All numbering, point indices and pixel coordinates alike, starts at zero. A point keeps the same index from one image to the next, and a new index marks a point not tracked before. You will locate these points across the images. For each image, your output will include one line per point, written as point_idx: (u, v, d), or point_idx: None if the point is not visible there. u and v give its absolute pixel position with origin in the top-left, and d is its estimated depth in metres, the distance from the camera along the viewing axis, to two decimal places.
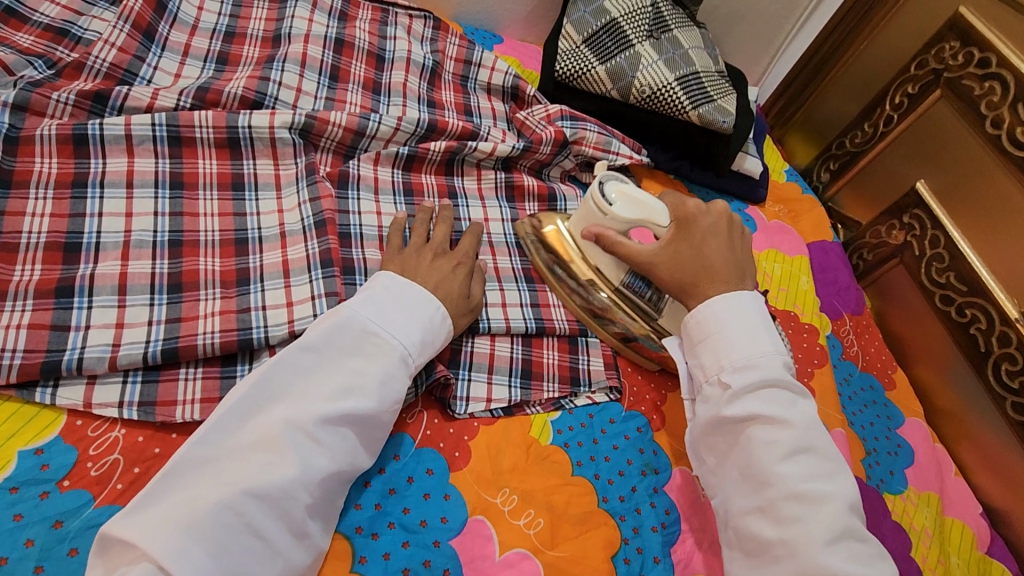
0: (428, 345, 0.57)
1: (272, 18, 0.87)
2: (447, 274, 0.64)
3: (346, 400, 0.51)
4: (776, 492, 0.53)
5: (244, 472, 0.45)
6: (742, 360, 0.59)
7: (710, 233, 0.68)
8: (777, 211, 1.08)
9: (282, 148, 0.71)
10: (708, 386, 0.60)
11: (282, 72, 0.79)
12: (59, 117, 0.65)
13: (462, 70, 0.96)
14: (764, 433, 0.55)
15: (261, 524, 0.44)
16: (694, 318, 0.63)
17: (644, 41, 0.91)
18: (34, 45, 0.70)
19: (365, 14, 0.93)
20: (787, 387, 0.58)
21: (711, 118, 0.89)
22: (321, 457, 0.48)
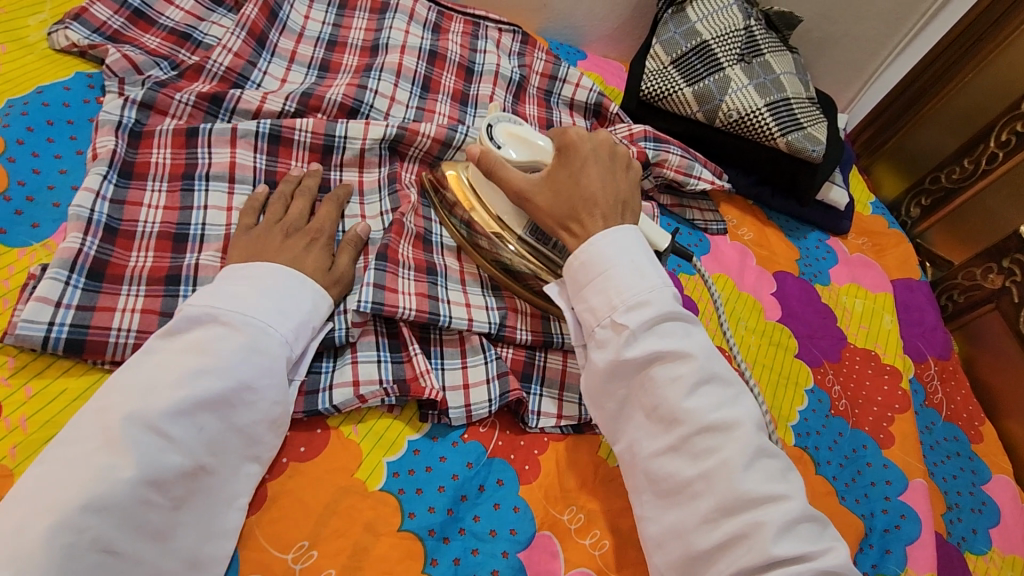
0: (291, 314, 0.55)
1: (371, 28, 0.91)
2: (299, 253, 0.60)
3: (199, 383, 0.47)
4: (687, 428, 0.51)
5: (77, 483, 0.41)
6: (634, 298, 0.56)
7: (591, 159, 0.64)
8: (860, 244, 1.04)
9: (369, 158, 0.74)
10: (600, 330, 0.57)
11: (379, 81, 0.83)
12: (179, 117, 0.70)
13: (547, 85, 0.97)
14: (665, 372, 0.54)
15: (112, 540, 0.41)
16: (578, 260, 0.59)
17: (735, 64, 0.89)
18: (160, 47, 0.75)
19: (456, 27, 0.96)
20: (680, 317, 0.56)
21: (799, 146, 0.87)
22: (174, 454, 0.45)
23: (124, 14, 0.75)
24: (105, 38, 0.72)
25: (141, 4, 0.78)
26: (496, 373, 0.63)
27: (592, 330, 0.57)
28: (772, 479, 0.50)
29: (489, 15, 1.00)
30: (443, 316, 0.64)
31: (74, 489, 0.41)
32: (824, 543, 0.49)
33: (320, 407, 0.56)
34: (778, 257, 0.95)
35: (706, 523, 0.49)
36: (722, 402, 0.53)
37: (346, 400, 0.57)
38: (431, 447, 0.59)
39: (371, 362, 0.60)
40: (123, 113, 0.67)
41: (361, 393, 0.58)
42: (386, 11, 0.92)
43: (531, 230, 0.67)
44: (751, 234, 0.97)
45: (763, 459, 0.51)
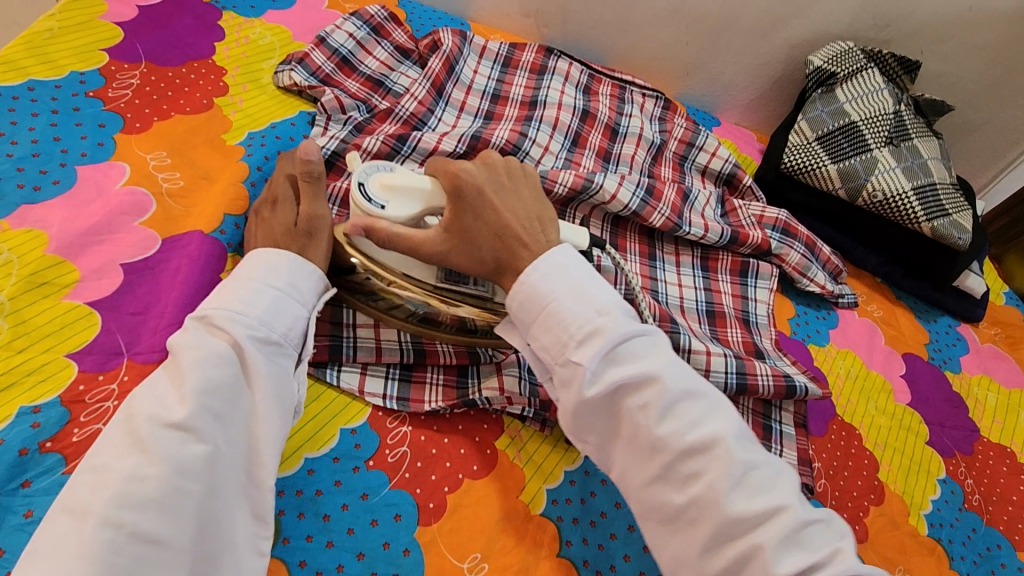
0: (272, 293, 0.53)
1: (529, 86, 0.97)
2: (267, 226, 0.61)
3: (192, 372, 0.46)
4: (668, 454, 0.47)
5: (102, 486, 0.40)
6: (582, 324, 0.50)
7: (489, 186, 0.58)
8: (993, 333, 1.02)
9: None
10: (558, 369, 0.51)
11: (537, 131, 0.89)
12: (370, 150, 0.77)
13: (683, 151, 1.00)
14: (631, 399, 0.49)
15: (150, 528, 0.40)
16: (516, 300, 0.54)
17: (883, 147, 0.92)
18: (359, 91, 0.85)
19: (604, 89, 1.02)
20: (636, 333, 0.51)
21: (945, 233, 0.88)
22: (196, 443, 0.44)
23: (334, 59, 0.86)
24: (318, 80, 0.82)
25: (347, 51, 0.88)
26: None
27: (552, 370, 0.52)
28: (760, 492, 0.46)
29: (635, 80, 1.06)
30: None
31: (102, 489, 0.39)
32: (830, 546, 0.45)
33: (473, 399, 0.63)
34: (907, 338, 0.95)
35: (706, 550, 0.46)
36: (697, 419, 0.48)
37: (496, 397, 0.63)
38: (587, 481, 0.63)
39: (513, 375, 0.65)
40: (326, 145, 0.75)
41: (507, 393, 0.63)
42: (544, 73, 0.99)
43: (445, 276, 0.61)
44: (880, 311, 0.97)
45: (750, 472, 0.47)
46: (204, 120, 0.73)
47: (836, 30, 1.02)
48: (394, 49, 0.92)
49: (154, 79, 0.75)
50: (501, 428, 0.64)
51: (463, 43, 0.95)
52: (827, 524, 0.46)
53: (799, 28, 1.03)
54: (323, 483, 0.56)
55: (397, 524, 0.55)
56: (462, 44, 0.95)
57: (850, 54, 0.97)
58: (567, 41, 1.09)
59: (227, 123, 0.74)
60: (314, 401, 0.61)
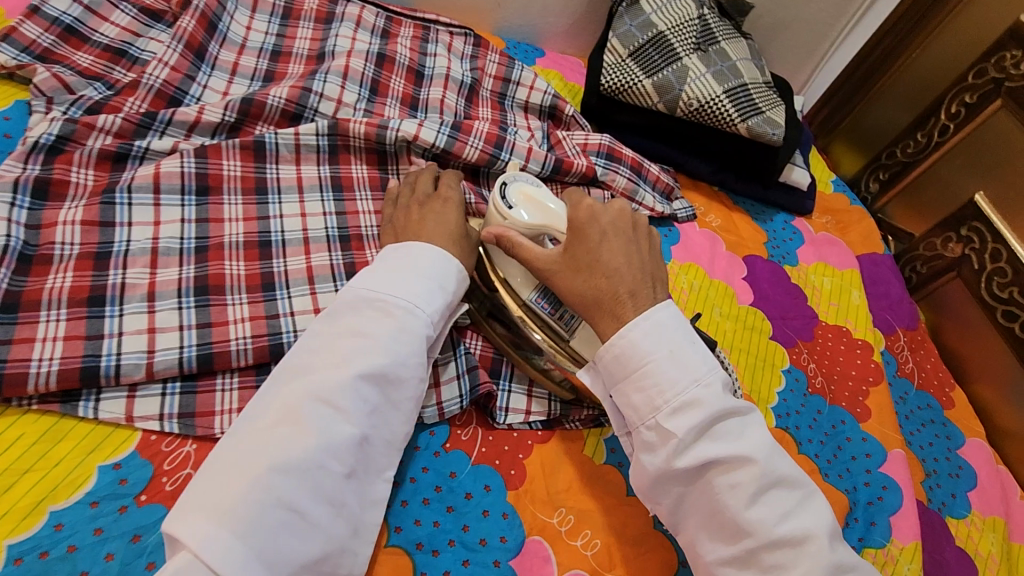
0: (438, 294, 0.58)
1: (317, 38, 0.87)
2: (437, 214, 0.66)
3: (365, 357, 0.51)
4: (755, 542, 0.48)
5: (263, 453, 0.44)
6: (682, 395, 0.51)
7: (609, 232, 0.60)
8: (824, 222, 1.06)
9: (306, 153, 0.74)
10: (646, 432, 0.52)
11: (324, 83, 0.79)
12: (108, 130, 0.66)
13: (500, 88, 0.95)
14: (722, 477, 0.49)
15: (298, 500, 0.44)
16: (610, 352, 0.54)
17: (692, 53, 0.90)
18: (92, 65, 0.71)
19: (406, 31, 0.93)
20: (736, 412, 0.52)
21: (760, 130, 0.89)
22: (344, 423, 0.48)
23: (54, 30, 0.72)
24: (34, 57, 0.69)
25: (73, 21, 0.74)
26: (466, 368, 0.63)
27: (636, 431, 0.53)
28: None
29: (439, 19, 0.98)
30: None
31: (263, 456, 0.44)
32: None
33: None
34: (747, 242, 0.97)
35: None
36: (787, 510, 0.49)
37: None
38: (416, 458, 0.58)
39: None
40: (46, 132, 0.63)
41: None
42: (332, 21, 0.89)
43: (541, 293, 0.62)
44: (719, 220, 0.98)
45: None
46: None
47: None
48: (138, 11, 0.78)
49: None
50: None
51: None
52: None
53: None
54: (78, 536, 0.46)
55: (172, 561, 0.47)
56: None
57: None
58: None
59: None
60: (63, 440, 0.50)
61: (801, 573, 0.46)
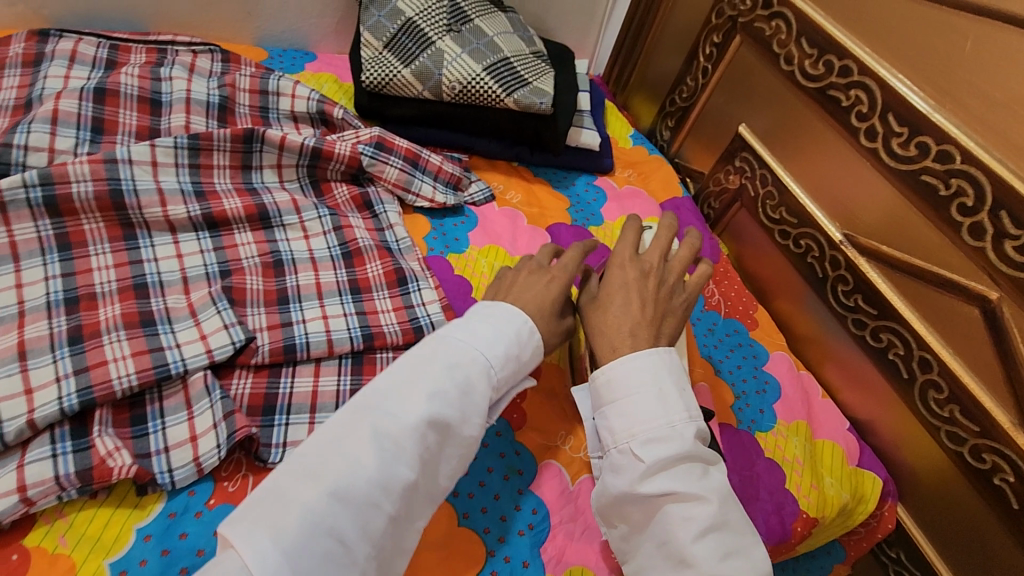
0: (512, 359, 0.54)
1: (25, 85, 0.78)
2: (539, 290, 0.61)
3: (435, 404, 0.47)
4: (694, 573, 0.48)
5: (317, 479, 0.43)
6: (652, 430, 0.53)
7: (637, 282, 0.64)
8: (627, 176, 1.09)
9: (14, 211, 0.64)
10: (618, 453, 0.54)
11: (27, 133, 0.70)
12: None
13: (259, 101, 0.89)
14: (679, 510, 0.50)
15: (344, 528, 0.42)
16: (604, 376, 0.57)
17: (445, 36, 0.88)
18: None
19: (136, 58, 0.85)
20: (699, 455, 0.52)
21: (528, 102, 0.89)
22: (405, 466, 0.45)
23: None
24: None
25: None
26: (223, 414, 0.57)
27: (609, 451, 0.55)
28: None
29: (177, 39, 0.90)
30: (174, 362, 0.59)
31: (322, 475, 0.43)
32: None
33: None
34: (549, 211, 0.97)
35: None
36: (728, 551, 0.49)
37: (5, 509, 0.48)
38: (173, 524, 0.53)
39: (43, 461, 0.51)
40: None
41: (28, 493, 0.49)
42: (42, 63, 0.80)
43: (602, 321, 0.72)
44: (520, 195, 0.98)
45: None
46: None
47: None
48: None
49: None
50: (31, 525, 0.50)
51: None
52: None
53: None
54: None
55: None
56: None
57: None
58: (75, 13, 0.89)
59: None
60: None
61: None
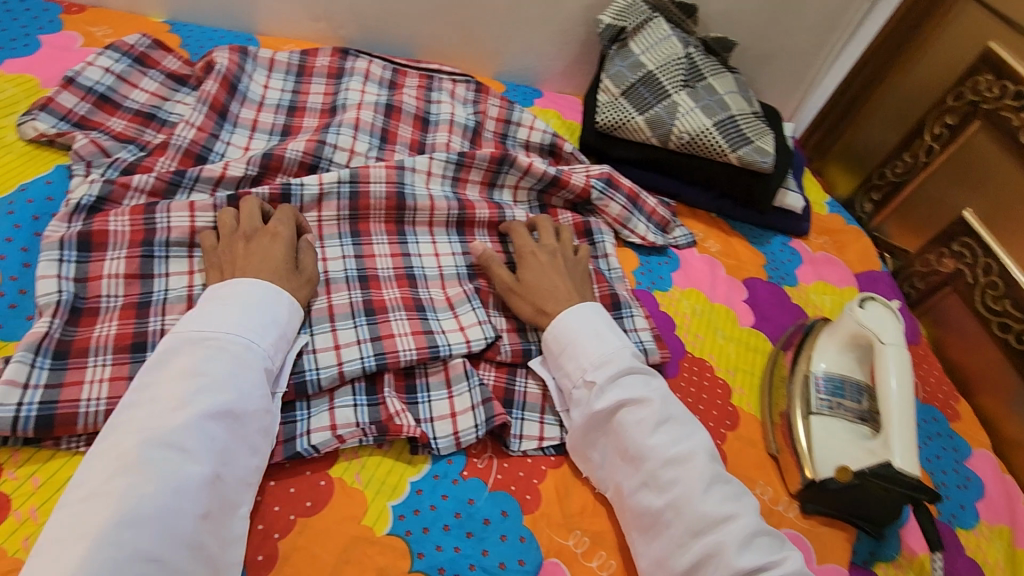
0: (273, 335, 0.60)
1: (329, 92, 0.93)
2: (264, 252, 0.65)
3: (203, 399, 0.52)
4: (652, 462, 0.59)
5: (105, 504, 0.45)
6: (599, 358, 0.66)
7: (541, 266, 0.75)
8: (822, 243, 1.10)
9: (327, 200, 0.77)
10: (577, 391, 0.66)
11: (338, 136, 0.85)
12: (142, 189, 0.71)
13: (502, 129, 1.00)
14: (631, 415, 0.62)
15: (146, 547, 0.45)
16: (552, 333, 0.69)
17: (681, 90, 0.95)
18: (126, 129, 0.77)
19: (412, 81, 1.00)
20: (639, 370, 0.66)
21: (750, 160, 0.93)
22: (191, 465, 0.49)
23: (89, 99, 0.77)
24: (72, 125, 0.74)
25: (106, 89, 0.80)
26: (480, 399, 0.66)
27: (571, 393, 0.66)
28: (728, 501, 0.57)
29: (442, 68, 1.04)
30: (442, 345, 0.69)
31: (105, 510, 0.45)
32: (779, 553, 0.56)
33: (297, 449, 0.59)
34: (747, 265, 1.00)
35: (679, 547, 0.56)
36: (678, 439, 0.61)
37: (325, 441, 0.60)
38: (435, 485, 0.61)
39: (347, 407, 0.63)
40: (87, 193, 0.68)
41: (339, 432, 0.60)
42: (343, 76, 0.95)
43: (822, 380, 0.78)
44: (718, 245, 1.01)
45: (719, 484, 0.58)
46: None
47: None
48: (166, 77, 0.85)
49: None
50: (334, 460, 0.60)
51: (246, 59, 0.90)
52: (773, 536, 0.57)
53: None
54: None
55: None
56: (244, 60, 0.90)
57: (635, 6, 0.98)
58: (366, 39, 1.06)
59: None
60: None
61: (688, 493, 0.57)
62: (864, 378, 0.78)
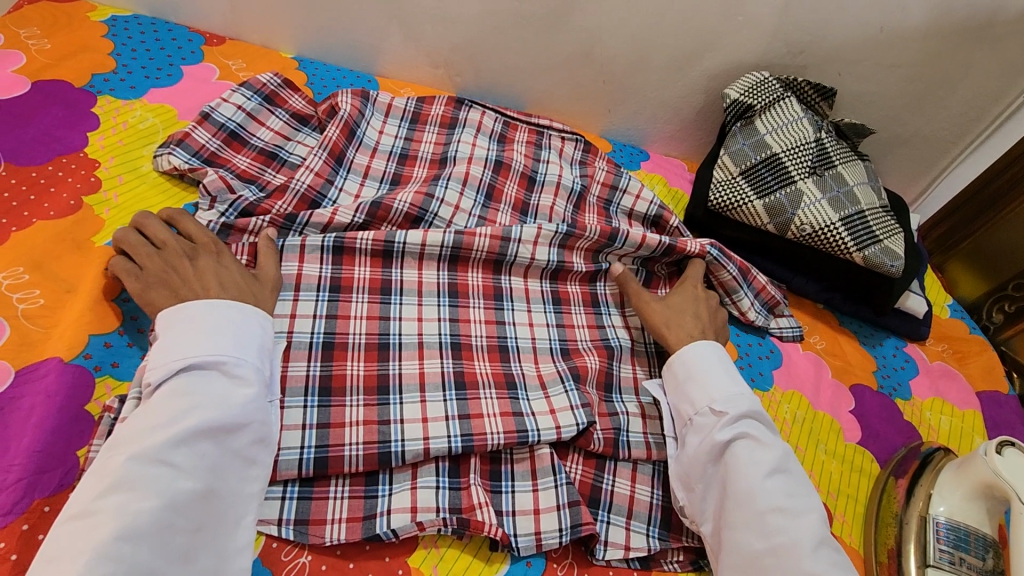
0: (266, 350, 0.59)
1: (440, 142, 0.94)
2: (217, 267, 0.63)
3: (195, 413, 0.51)
4: (762, 506, 0.59)
5: (94, 528, 0.44)
6: (725, 394, 0.67)
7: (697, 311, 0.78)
8: (940, 350, 1.00)
9: (427, 260, 0.77)
10: (698, 417, 0.67)
11: (445, 190, 0.84)
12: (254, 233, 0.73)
13: (607, 195, 0.97)
14: (749, 454, 0.62)
15: (143, 563, 0.44)
16: (681, 358, 0.71)
17: (807, 177, 0.89)
18: (249, 167, 0.79)
19: (521, 136, 0.99)
20: (765, 417, 0.67)
21: (876, 261, 0.86)
22: (184, 480, 0.48)
23: (220, 135, 0.80)
24: (202, 161, 0.76)
25: (235, 125, 0.82)
26: (567, 500, 0.64)
27: (691, 418, 0.67)
28: (834, 564, 0.56)
29: (553, 124, 1.03)
30: (531, 431, 0.66)
31: (97, 532, 0.44)
32: None
33: (378, 532, 0.57)
34: (855, 369, 0.92)
35: None
36: (791, 492, 0.60)
37: (405, 527, 0.58)
38: None
39: (429, 488, 0.61)
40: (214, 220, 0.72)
41: (419, 519, 0.59)
42: (455, 126, 0.95)
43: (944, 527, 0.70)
44: (824, 342, 0.94)
45: (827, 548, 0.57)
46: (71, 225, 0.67)
47: (751, 59, 1.00)
48: (291, 116, 0.87)
49: (13, 182, 0.68)
50: (413, 546, 0.59)
51: (366, 103, 0.91)
52: None
53: (716, 61, 1.00)
54: None
55: None
56: (364, 105, 0.91)
57: (767, 84, 0.93)
58: (479, 88, 1.05)
59: (100, 223, 0.68)
60: None
61: (795, 544, 0.56)
62: (994, 533, 0.70)
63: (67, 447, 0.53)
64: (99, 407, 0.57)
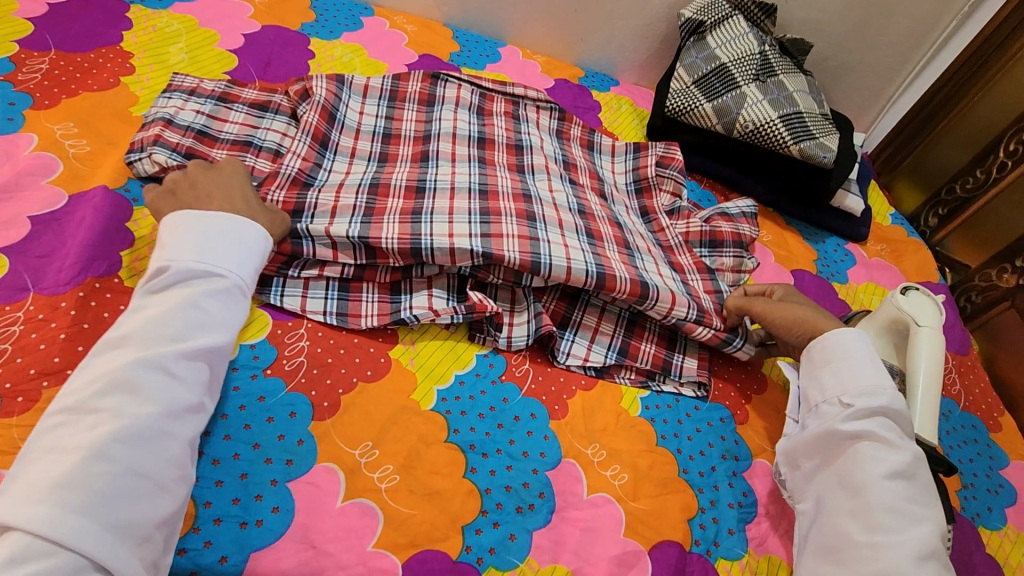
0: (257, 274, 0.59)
1: (421, 120, 0.90)
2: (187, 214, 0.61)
3: (197, 328, 0.51)
4: (873, 502, 0.58)
5: (95, 427, 0.43)
6: (861, 388, 0.65)
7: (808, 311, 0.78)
8: (879, 250, 1.11)
9: (459, 139, 0.87)
10: (825, 405, 0.67)
11: (441, 112, 0.91)
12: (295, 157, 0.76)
13: (587, 140, 1.03)
14: (873, 451, 0.61)
15: (143, 466, 0.44)
16: (821, 343, 0.71)
17: (751, 83, 1.01)
18: (259, 97, 0.85)
19: (498, 107, 0.97)
20: (902, 420, 0.64)
21: (812, 153, 0.97)
22: (184, 393, 0.49)
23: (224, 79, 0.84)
24: (216, 99, 0.82)
25: (224, 86, 0.84)
26: (535, 313, 0.73)
27: (817, 404, 0.68)
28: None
29: (528, 92, 1.02)
30: (543, 254, 0.70)
31: (98, 431, 0.43)
32: None
33: (403, 317, 0.69)
34: (797, 258, 1.02)
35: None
36: (910, 497, 0.58)
37: (424, 313, 0.69)
38: (476, 381, 0.69)
39: (442, 297, 0.71)
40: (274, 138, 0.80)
41: (435, 308, 0.70)
42: (434, 104, 0.92)
43: None
44: (771, 236, 1.04)
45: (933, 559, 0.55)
46: (110, 97, 0.79)
47: None
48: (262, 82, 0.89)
49: (63, 64, 0.80)
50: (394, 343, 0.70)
51: (342, 87, 0.87)
52: None
53: None
54: (241, 379, 0.61)
55: (269, 425, 0.59)
56: (340, 89, 0.87)
57: (717, 5, 1.06)
58: (466, 17, 1.18)
59: (134, 97, 0.81)
60: None
61: (900, 545, 0.55)
62: (900, 365, 0.78)
63: (111, 247, 0.64)
64: (137, 227, 0.68)
